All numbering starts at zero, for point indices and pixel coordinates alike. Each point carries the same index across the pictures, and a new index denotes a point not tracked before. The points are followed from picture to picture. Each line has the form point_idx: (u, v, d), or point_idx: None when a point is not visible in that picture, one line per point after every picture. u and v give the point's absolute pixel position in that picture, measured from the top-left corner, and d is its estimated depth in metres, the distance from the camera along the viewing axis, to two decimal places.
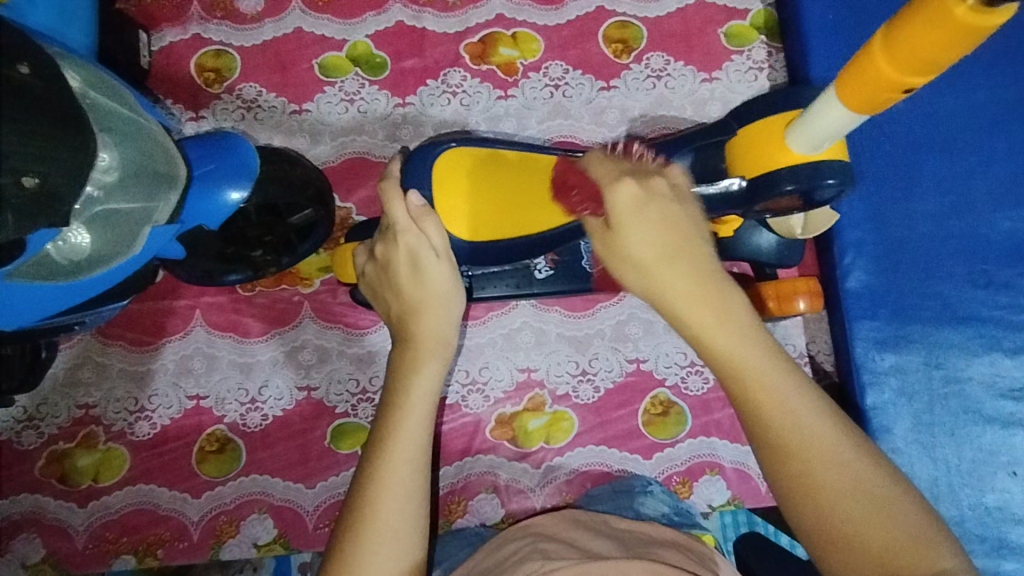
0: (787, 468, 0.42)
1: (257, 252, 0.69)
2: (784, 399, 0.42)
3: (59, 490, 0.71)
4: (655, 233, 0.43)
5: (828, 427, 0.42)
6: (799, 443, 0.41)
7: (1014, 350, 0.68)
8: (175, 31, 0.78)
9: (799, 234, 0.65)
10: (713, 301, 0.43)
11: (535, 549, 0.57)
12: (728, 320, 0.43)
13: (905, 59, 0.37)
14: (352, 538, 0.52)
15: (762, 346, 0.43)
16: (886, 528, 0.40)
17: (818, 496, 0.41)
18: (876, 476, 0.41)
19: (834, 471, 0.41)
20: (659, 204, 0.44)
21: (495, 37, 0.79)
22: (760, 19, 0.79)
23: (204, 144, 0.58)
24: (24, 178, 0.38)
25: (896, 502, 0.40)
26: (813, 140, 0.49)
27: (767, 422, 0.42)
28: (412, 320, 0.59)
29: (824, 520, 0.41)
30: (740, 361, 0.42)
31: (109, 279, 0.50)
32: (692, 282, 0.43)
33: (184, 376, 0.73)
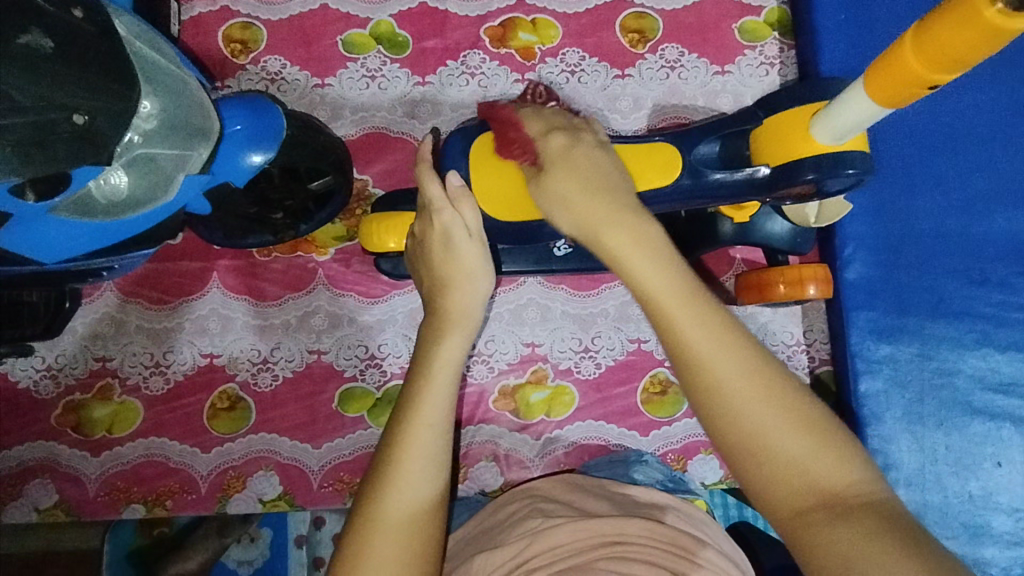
0: (703, 375, 0.45)
1: (278, 215, 0.73)
2: (700, 312, 0.46)
3: (73, 439, 0.74)
4: (578, 173, 0.53)
5: (745, 345, 0.45)
6: (714, 351, 0.45)
7: (1005, 345, 0.70)
8: (205, 2, 0.81)
9: (812, 222, 0.67)
10: (629, 231, 0.50)
11: (533, 509, 0.60)
12: (643, 247, 0.49)
13: (932, 57, 0.40)
14: (374, 492, 0.54)
15: (675, 270, 0.48)
16: (797, 436, 0.43)
17: (731, 402, 0.44)
18: (789, 389, 0.44)
19: (749, 385, 0.44)
20: (581, 151, 0.54)
21: (515, 22, 0.81)
22: (774, 16, 0.81)
23: (237, 105, 0.60)
24: (74, 115, 0.41)
25: (805, 411, 0.44)
26: (837, 130, 0.52)
27: (683, 340, 0.45)
28: (442, 295, 0.62)
29: (740, 426, 0.44)
30: (658, 284, 0.47)
31: (142, 223, 0.53)
32: (607, 213, 0.51)
33: (199, 335, 0.75)
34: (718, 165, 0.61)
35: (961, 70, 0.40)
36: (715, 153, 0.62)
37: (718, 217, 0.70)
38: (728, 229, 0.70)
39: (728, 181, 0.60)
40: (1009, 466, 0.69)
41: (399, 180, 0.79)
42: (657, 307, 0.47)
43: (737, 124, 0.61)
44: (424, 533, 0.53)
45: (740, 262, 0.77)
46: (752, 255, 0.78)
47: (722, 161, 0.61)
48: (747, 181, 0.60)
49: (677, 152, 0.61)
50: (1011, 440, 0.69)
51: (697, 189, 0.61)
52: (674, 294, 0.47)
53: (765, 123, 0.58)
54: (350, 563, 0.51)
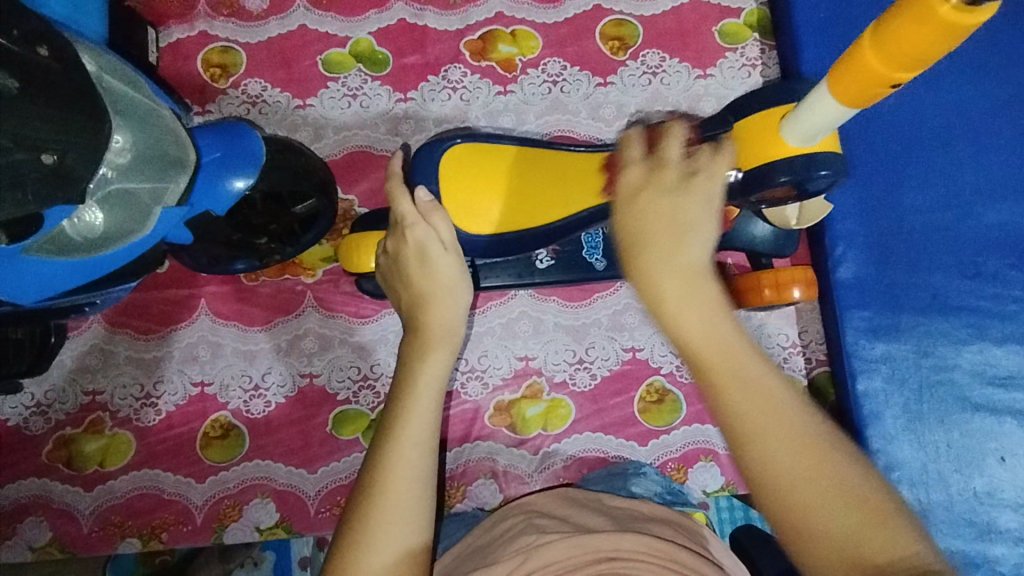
0: (752, 455, 0.43)
1: (262, 239, 0.72)
2: (750, 384, 0.44)
3: (66, 475, 0.73)
4: (640, 206, 0.48)
5: (797, 422, 0.44)
6: (764, 428, 0.43)
7: (1002, 339, 0.70)
8: (182, 28, 0.80)
9: (794, 224, 0.67)
10: (695, 289, 0.46)
11: (529, 525, 0.59)
12: (695, 298, 0.45)
13: (893, 56, 0.39)
14: (365, 518, 0.53)
15: (737, 338, 0.45)
16: (841, 507, 0.42)
17: (780, 489, 0.43)
18: (836, 462, 0.43)
19: (800, 458, 0.43)
20: (654, 184, 0.48)
21: (495, 34, 0.81)
22: (753, 18, 0.81)
23: (212, 133, 0.60)
24: (44, 155, 0.41)
25: (861, 489, 0.43)
26: (805, 131, 0.51)
27: (732, 409, 0.44)
28: (420, 313, 0.61)
29: (790, 511, 0.43)
30: (706, 345, 0.45)
31: (121, 259, 0.53)
32: (687, 271, 0.46)
33: (189, 363, 0.75)
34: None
35: (923, 67, 0.40)
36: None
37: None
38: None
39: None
40: (1013, 461, 0.68)
41: (384, 199, 0.78)
42: (701, 368, 0.45)
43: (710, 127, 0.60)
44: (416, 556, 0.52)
45: None
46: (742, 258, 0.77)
47: None
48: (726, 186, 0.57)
49: None
50: (1013, 433, 0.69)
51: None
52: (725, 359, 0.44)
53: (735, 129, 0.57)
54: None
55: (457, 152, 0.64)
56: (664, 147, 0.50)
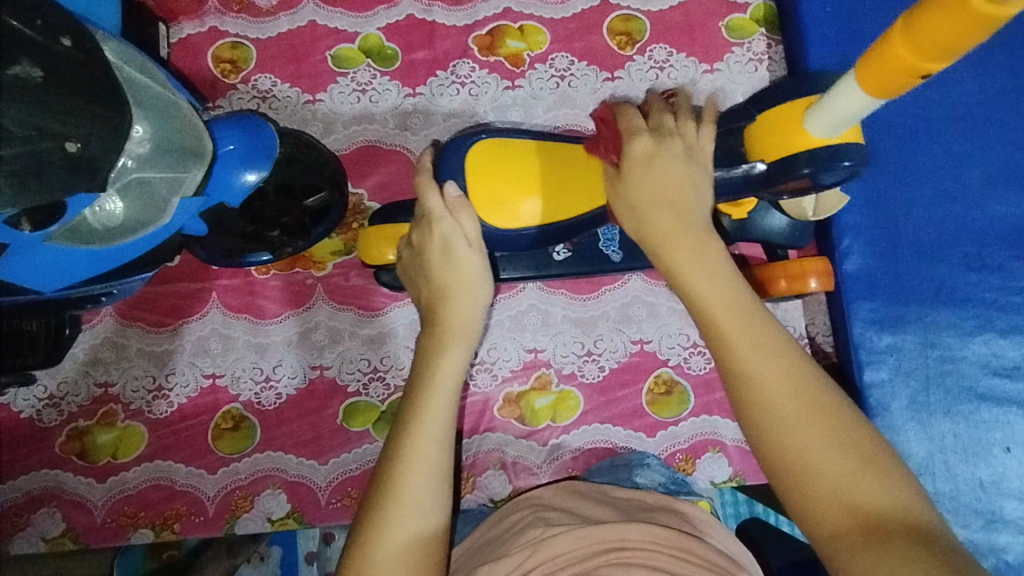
0: (752, 404, 0.47)
1: (275, 232, 0.72)
2: (756, 338, 0.48)
3: (78, 466, 0.73)
4: (652, 179, 0.54)
5: (800, 372, 0.47)
6: (768, 377, 0.47)
7: (1008, 330, 0.70)
8: (193, 23, 0.81)
9: (810, 215, 0.67)
10: (699, 257, 0.51)
11: (536, 518, 0.60)
12: (700, 261, 0.51)
13: (923, 45, 0.39)
14: (381, 505, 0.53)
15: (742, 298, 0.50)
16: (823, 437, 0.45)
17: (777, 432, 0.46)
18: (842, 422, 0.45)
19: (803, 415, 0.45)
20: (666, 158, 0.54)
21: (503, 29, 0.81)
22: (760, 12, 0.82)
23: (228, 125, 0.61)
24: (68, 143, 0.41)
25: (857, 438, 0.45)
26: (831, 122, 0.51)
27: (739, 357, 0.47)
28: (441, 307, 0.62)
29: (785, 454, 0.45)
30: (716, 300, 0.50)
31: (137, 248, 0.54)
32: (685, 233, 0.52)
33: (200, 356, 0.75)
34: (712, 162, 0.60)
35: (952, 58, 0.39)
36: (708, 151, 0.60)
37: (717, 216, 0.70)
38: (727, 225, 0.70)
39: (725, 178, 0.60)
40: (1018, 451, 0.69)
41: (393, 193, 0.79)
42: (709, 323, 0.49)
43: (736, 121, 0.60)
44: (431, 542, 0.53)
45: (740, 258, 0.77)
46: (749, 250, 0.78)
47: (717, 159, 0.60)
48: (744, 177, 0.59)
49: None
50: (1018, 423, 0.69)
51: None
52: (738, 321, 0.49)
53: (758, 119, 0.58)
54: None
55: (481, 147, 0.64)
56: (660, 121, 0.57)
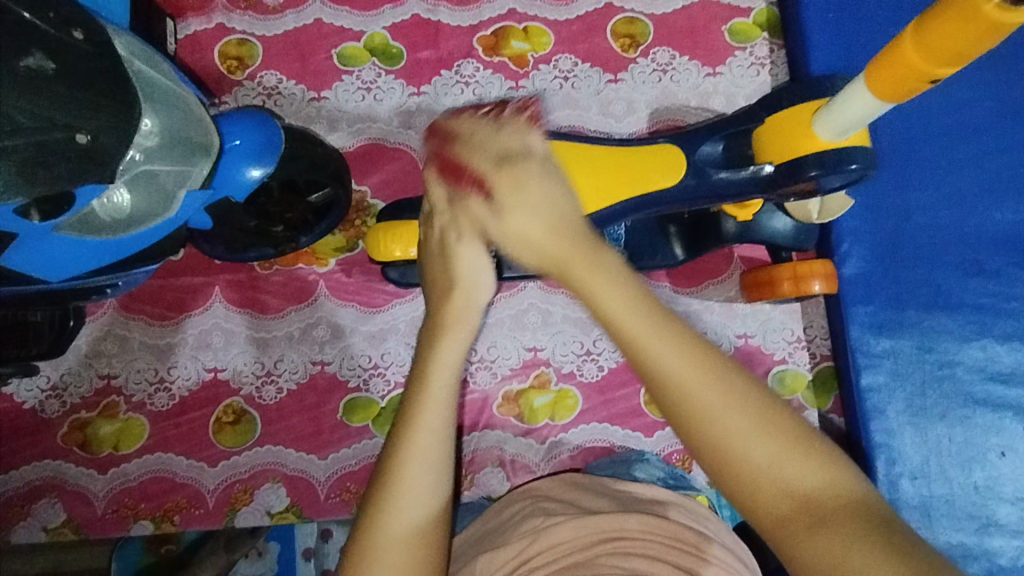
0: (680, 407, 0.42)
1: (278, 227, 0.73)
2: (666, 338, 0.43)
3: (80, 457, 0.74)
4: (530, 188, 0.47)
5: (713, 368, 0.42)
6: (685, 378, 0.42)
7: (1004, 336, 0.71)
8: (200, 20, 0.82)
9: (815, 218, 0.68)
10: (591, 259, 0.45)
11: (536, 508, 0.61)
12: (599, 263, 0.45)
13: (934, 51, 0.41)
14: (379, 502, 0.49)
15: (642, 298, 0.44)
16: (752, 434, 0.41)
17: (706, 434, 0.42)
18: (761, 403, 0.42)
19: (723, 411, 0.41)
20: (536, 163, 0.48)
21: (508, 30, 0.82)
22: (763, 17, 0.82)
23: (237, 120, 0.61)
24: (78, 135, 0.42)
25: (783, 423, 0.42)
26: (838, 127, 0.53)
27: (651, 361, 0.42)
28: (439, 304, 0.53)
29: (719, 456, 0.41)
30: (616, 307, 0.44)
31: (143, 239, 0.55)
32: (569, 239, 0.46)
33: (202, 349, 0.76)
34: (721, 163, 0.62)
35: (961, 64, 0.42)
36: (717, 152, 0.62)
37: (722, 217, 0.71)
38: (732, 228, 0.71)
39: (734, 178, 0.62)
40: (1013, 456, 0.69)
41: (396, 191, 0.79)
42: (615, 332, 0.44)
43: (742, 123, 0.62)
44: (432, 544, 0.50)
45: (739, 260, 0.78)
46: (749, 253, 0.79)
47: (723, 160, 0.62)
48: (752, 178, 0.61)
49: (682, 155, 0.63)
50: (1013, 429, 0.70)
51: (701, 189, 0.63)
52: (634, 321, 0.43)
53: (765, 124, 0.59)
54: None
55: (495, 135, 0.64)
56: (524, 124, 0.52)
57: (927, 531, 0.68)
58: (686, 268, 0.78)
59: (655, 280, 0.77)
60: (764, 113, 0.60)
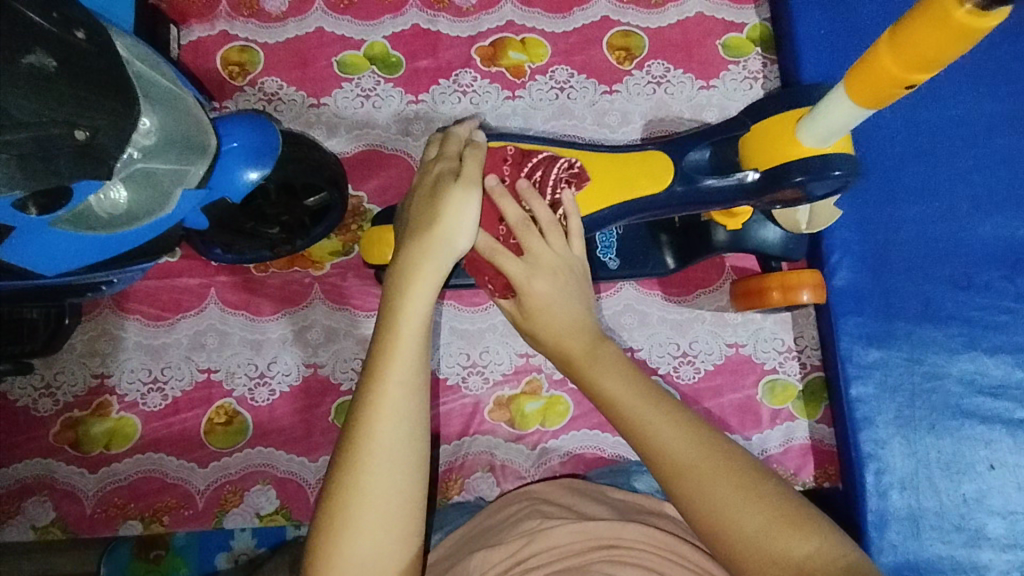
0: (677, 482, 0.48)
1: (273, 230, 0.74)
2: (661, 411, 0.50)
3: (71, 456, 0.74)
4: (562, 292, 0.58)
5: (698, 441, 0.48)
6: (679, 453, 0.48)
7: (993, 349, 0.71)
8: (203, 27, 0.83)
9: (804, 228, 0.70)
10: (599, 359, 0.55)
11: (534, 510, 0.61)
12: (604, 365, 0.54)
13: (909, 58, 0.41)
14: (357, 433, 0.50)
15: (640, 387, 0.52)
16: (745, 507, 0.46)
17: (701, 508, 0.46)
18: (749, 475, 0.47)
19: (710, 476, 0.47)
20: (557, 269, 0.58)
21: (505, 41, 0.83)
22: (756, 32, 0.84)
23: (235, 122, 0.62)
24: (76, 131, 0.43)
25: (773, 498, 0.46)
26: (823, 132, 0.53)
27: (649, 442, 0.49)
28: (413, 241, 0.56)
29: (708, 522, 0.46)
30: (621, 398, 0.52)
31: (139, 237, 0.56)
32: (577, 342, 0.56)
33: (197, 350, 0.76)
34: (708, 170, 0.63)
35: (936, 70, 0.42)
36: (705, 159, 0.64)
37: (712, 226, 0.72)
38: (723, 236, 0.72)
39: (721, 184, 0.62)
40: (1003, 469, 0.69)
41: (393, 197, 0.80)
42: (621, 419, 0.51)
43: (729, 131, 0.63)
44: (411, 475, 0.50)
45: (730, 271, 0.79)
46: (740, 263, 0.79)
47: (711, 167, 0.63)
48: (738, 186, 0.62)
49: (668, 161, 0.64)
50: (1003, 442, 0.70)
51: (689, 196, 0.64)
52: (633, 404, 0.51)
53: (752, 131, 0.60)
54: (342, 515, 0.48)
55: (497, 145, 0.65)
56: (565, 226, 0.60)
57: (917, 543, 0.68)
58: (679, 277, 0.78)
59: (649, 288, 0.78)
60: (752, 122, 0.61)
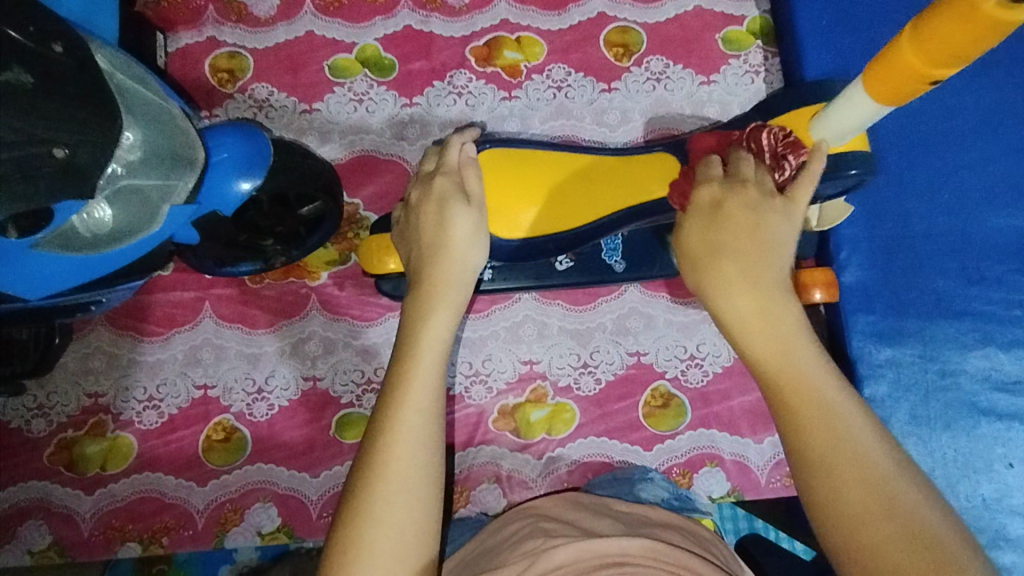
0: (820, 486, 0.45)
1: (268, 242, 0.72)
2: (825, 410, 0.45)
3: (67, 478, 0.72)
4: (743, 230, 0.51)
5: (864, 455, 0.44)
6: (836, 455, 0.44)
7: (1008, 344, 0.70)
8: (191, 33, 0.81)
9: (813, 227, 0.68)
10: (768, 304, 0.49)
11: (536, 528, 0.59)
12: (769, 312, 0.49)
13: (931, 53, 0.40)
14: (373, 454, 0.50)
15: (806, 355, 0.47)
16: (902, 536, 0.42)
17: (844, 523, 0.43)
18: (901, 502, 0.43)
19: (871, 491, 0.43)
20: (745, 212, 0.51)
21: (500, 40, 0.81)
22: (756, 25, 0.82)
23: (219, 133, 0.61)
24: (56, 149, 0.42)
25: (932, 530, 0.42)
26: (836, 131, 0.52)
27: (805, 431, 0.45)
28: (429, 263, 0.58)
29: (851, 541, 0.43)
30: (773, 358, 0.48)
31: (125, 255, 0.54)
32: (755, 274, 0.49)
33: (192, 366, 0.74)
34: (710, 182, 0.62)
35: (959, 65, 0.40)
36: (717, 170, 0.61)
37: None
38: None
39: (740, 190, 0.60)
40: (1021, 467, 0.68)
41: (389, 203, 0.78)
42: (774, 387, 0.47)
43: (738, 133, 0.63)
44: (428, 499, 0.49)
45: None
46: None
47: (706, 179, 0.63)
48: None
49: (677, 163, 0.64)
50: (1020, 439, 0.68)
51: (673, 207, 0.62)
52: (796, 380, 0.47)
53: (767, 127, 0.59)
54: (357, 540, 0.47)
55: (503, 153, 0.65)
56: (738, 168, 0.53)
57: None
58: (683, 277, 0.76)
59: (653, 291, 0.76)
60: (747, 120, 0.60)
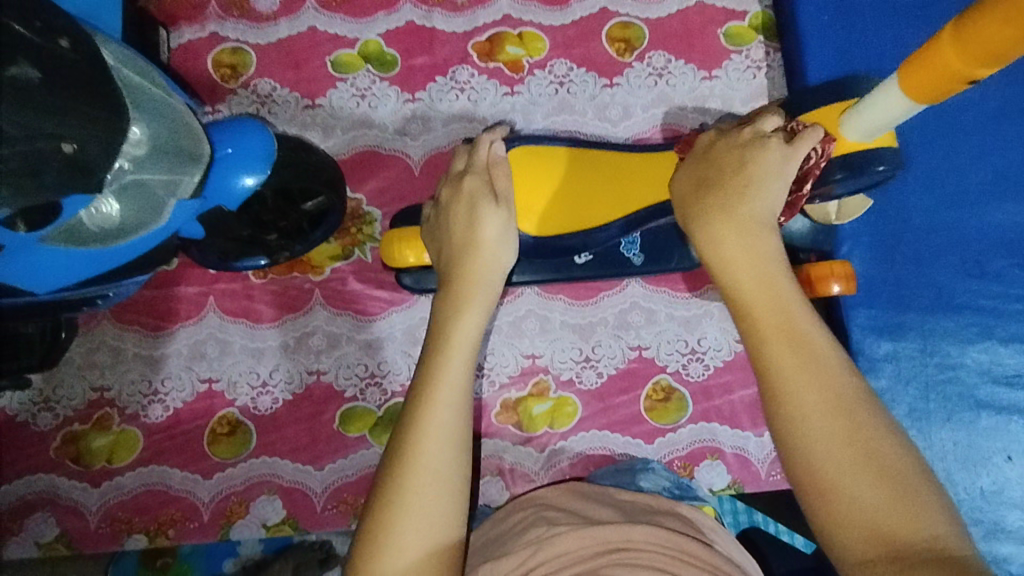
0: (780, 407, 0.46)
1: (272, 235, 0.74)
2: (795, 338, 0.47)
3: (73, 471, 0.73)
4: (735, 167, 0.54)
5: (827, 378, 0.45)
6: (797, 377, 0.46)
7: (1008, 338, 0.70)
8: (194, 28, 0.81)
9: (833, 219, 0.67)
10: (747, 234, 0.52)
11: (539, 518, 0.59)
12: (747, 240, 0.52)
13: (976, 51, 0.40)
14: (405, 446, 0.51)
15: (783, 286, 0.50)
16: (855, 460, 0.43)
17: (801, 444, 0.45)
18: (862, 428, 0.44)
19: (830, 414, 0.44)
20: (738, 153, 0.55)
21: (502, 36, 0.81)
22: (757, 20, 0.82)
23: (224, 129, 0.61)
24: (63, 144, 0.42)
25: (891, 459, 0.43)
26: (867, 128, 0.51)
27: (769, 352, 0.47)
28: (458, 261, 0.61)
29: (810, 463, 0.44)
30: (749, 285, 0.50)
31: (132, 248, 0.55)
32: (740, 207, 0.53)
33: (197, 360, 0.75)
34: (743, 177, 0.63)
35: (1002, 63, 0.41)
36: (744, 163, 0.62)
37: None
38: None
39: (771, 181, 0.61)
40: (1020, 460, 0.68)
41: (392, 198, 0.79)
42: (746, 312, 0.50)
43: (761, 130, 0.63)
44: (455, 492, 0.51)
45: None
46: None
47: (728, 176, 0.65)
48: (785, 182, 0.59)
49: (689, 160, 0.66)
50: (1019, 432, 0.69)
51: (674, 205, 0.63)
52: (768, 304, 0.49)
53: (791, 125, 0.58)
54: (385, 531, 0.49)
55: (530, 151, 0.67)
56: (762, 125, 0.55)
57: None
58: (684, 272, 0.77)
59: (655, 286, 0.76)
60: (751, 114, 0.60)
